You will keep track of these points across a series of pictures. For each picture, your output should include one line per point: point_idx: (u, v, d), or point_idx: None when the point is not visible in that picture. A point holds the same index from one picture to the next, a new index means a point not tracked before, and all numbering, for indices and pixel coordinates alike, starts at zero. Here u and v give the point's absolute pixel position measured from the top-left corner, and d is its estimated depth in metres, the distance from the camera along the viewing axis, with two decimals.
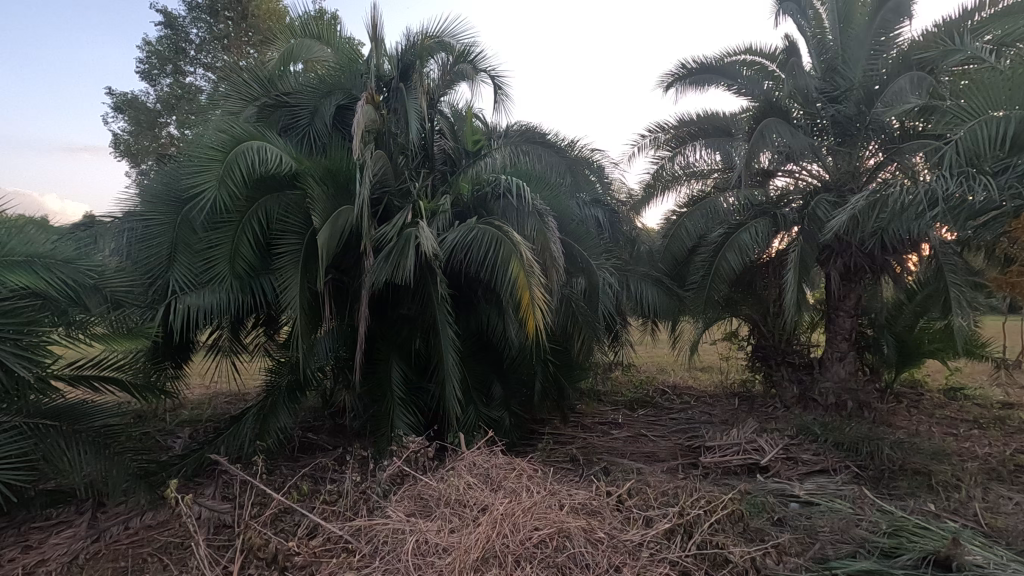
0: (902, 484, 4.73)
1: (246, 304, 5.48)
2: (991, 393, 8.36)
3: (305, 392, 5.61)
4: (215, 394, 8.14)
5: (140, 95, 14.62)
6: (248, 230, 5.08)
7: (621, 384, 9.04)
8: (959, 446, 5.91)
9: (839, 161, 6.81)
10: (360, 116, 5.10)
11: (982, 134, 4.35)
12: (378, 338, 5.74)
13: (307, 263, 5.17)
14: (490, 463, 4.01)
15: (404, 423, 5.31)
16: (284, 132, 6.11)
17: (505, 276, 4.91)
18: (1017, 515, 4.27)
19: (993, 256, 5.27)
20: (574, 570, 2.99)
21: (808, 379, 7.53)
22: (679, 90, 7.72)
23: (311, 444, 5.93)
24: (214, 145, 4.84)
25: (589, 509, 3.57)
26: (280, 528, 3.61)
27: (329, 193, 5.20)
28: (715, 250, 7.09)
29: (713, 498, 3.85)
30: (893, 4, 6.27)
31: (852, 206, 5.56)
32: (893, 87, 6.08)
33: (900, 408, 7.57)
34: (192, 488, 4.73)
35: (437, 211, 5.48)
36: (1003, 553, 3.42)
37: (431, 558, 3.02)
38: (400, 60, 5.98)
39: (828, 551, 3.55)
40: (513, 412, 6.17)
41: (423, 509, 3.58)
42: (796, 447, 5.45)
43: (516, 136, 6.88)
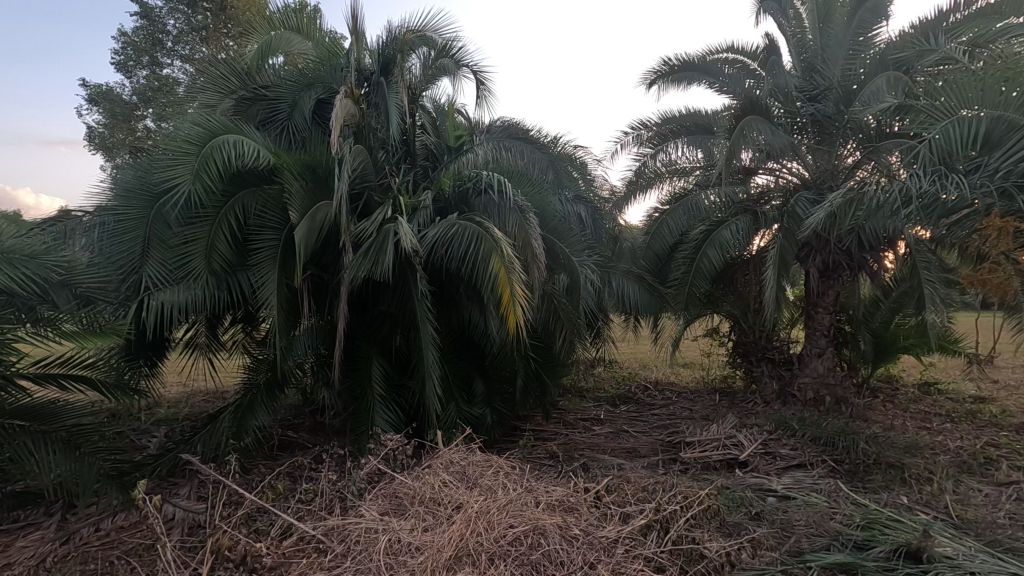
0: (877, 478, 4.81)
1: (222, 301, 5.38)
2: (965, 387, 8.56)
3: (284, 389, 5.54)
4: (193, 392, 8.01)
5: (116, 87, 14.32)
6: (225, 225, 4.99)
7: (604, 380, 9.10)
8: (932, 439, 6.04)
9: (818, 159, 6.92)
10: (339, 109, 5.03)
11: (955, 133, 4.47)
12: (358, 335, 5.70)
13: (286, 259, 5.09)
14: (466, 461, 3.98)
15: (384, 420, 5.27)
16: (262, 127, 6.01)
17: (486, 272, 4.87)
18: (986, 507, 4.36)
19: (965, 254, 5.37)
20: (548, 568, 2.98)
21: (788, 375, 7.62)
22: (661, 88, 7.76)
23: (290, 443, 5.85)
24: (189, 138, 4.74)
25: (566, 506, 3.57)
26: (254, 528, 3.56)
27: (308, 188, 5.13)
28: (696, 247, 7.15)
29: (690, 493, 3.87)
30: (869, 5, 6.44)
31: (829, 204, 5.66)
32: (870, 86, 6.18)
33: (877, 402, 7.72)
34: (165, 488, 4.64)
35: (418, 207, 5.45)
36: (972, 544, 3.48)
37: (403, 558, 2.99)
38: (380, 54, 5.91)
39: (803, 545, 3.59)
40: (495, 409, 6.15)
41: (398, 508, 3.55)
42: (774, 442, 5.51)
43: (498, 132, 6.86)
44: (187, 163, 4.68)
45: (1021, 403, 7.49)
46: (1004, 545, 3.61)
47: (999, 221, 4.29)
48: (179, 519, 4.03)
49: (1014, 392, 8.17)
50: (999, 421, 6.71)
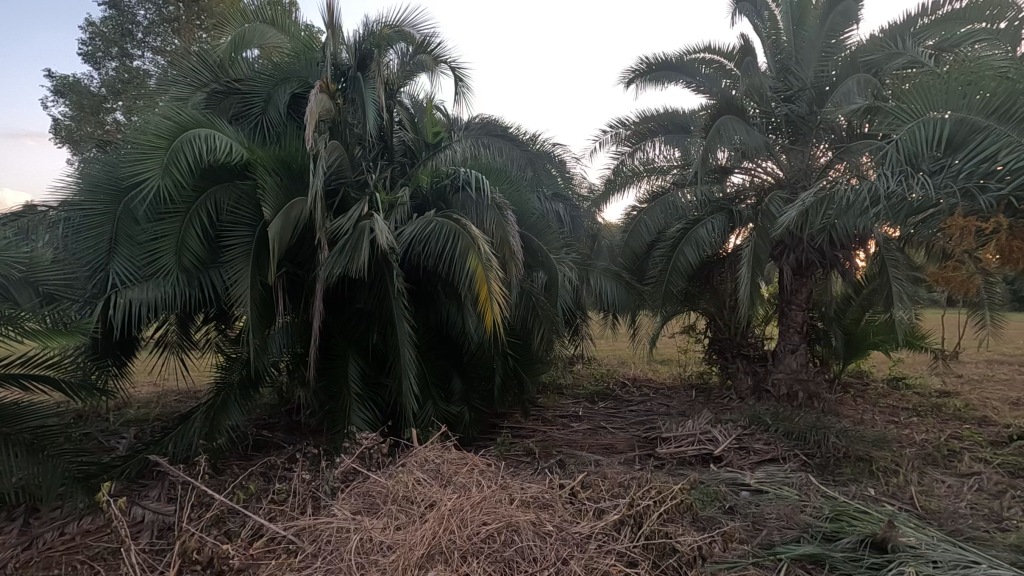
0: (846, 470, 4.92)
1: (194, 299, 5.27)
2: (931, 381, 8.83)
3: (258, 388, 5.45)
4: (166, 392, 7.82)
5: (83, 78, 13.93)
6: (196, 221, 4.89)
7: (583, 377, 9.17)
8: (899, 433, 6.21)
9: (792, 159, 7.06)
10: (314, 103, 4.96)
11: (921, 135, 4.57)
12: (335, 333, 5.65)
13: (259, 255, 5.00)
14: (442, 459, 3.97)
15: (360, 418, 5.22)
16: (235, 121, 5.89)
17: (464, 268, 4.85)
18: (949, 497, 4.50)
19: (932, 252, 5.52)
20: (521, 564, 2.98)
21: (762, 371, 7.76)
22: (639, 87, 7.82)
23: (265, 442, 5.76)
24: (156, 132, 4.63)
25: (541, 503, 3.58)
26: (224, 530, 3.50)
27: (281, 183, 5.04)
28: (674, 245, 7.23)
29: (663, 488, 3.92)
30: (842, 8, 6.48)
31: (801, 202, 5.76)
32: (841, 88, 6.28)
33: (848, 397, 7.91)
34: (134, 490, 4.52)
35: (395, 203, 5.40)
36: (935, 533, 3.59)
37: (374, 557, 2.97)
38: (357, 49, 5.86)
39: (774, 537, 3.67)
40: (474, 407, 6.13)
41: (371, 506, 3.53)
42: (748, 437, 5.61)
43: (477, 129, 6.84)
44: (157, 156, 4.57)
45: (984, 397, 7.76)
46: (964, 534, 3.74)
47: (961, 221, 4.36)
48: (148, 521, 3.94)
49: (976, 386, 8.46)
50: (963, 414, 6.93)
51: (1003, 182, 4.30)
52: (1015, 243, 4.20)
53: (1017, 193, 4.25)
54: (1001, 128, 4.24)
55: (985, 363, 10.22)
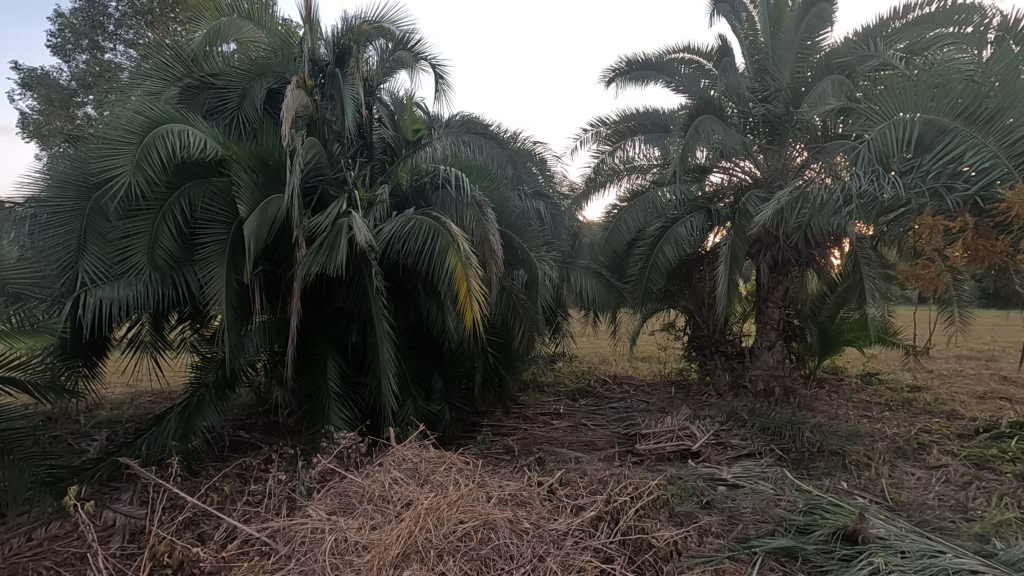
0: (820, 465, 5.02)
1: (168, 298, 5.16)
2: (902, 376, 9.07)
3: (234, 388, 5.38)
4: (139, 393, 7.65)
5: (52, 72, 13.58)
6: (170, 218, 4.79)
7: (564, 374, 9.22)
8: (872, 427, 6.36)
9: (769, 158, 7.16)
10: (292, 99, 4.90)
11: (891, 135, 4.70)
12: (313, 331, 5.60)
13: (234, 253, 4.92)
14: (420, 457, 3.95)
15: (339, 418, 5.18)
16: (209, 116, 5.79)
17: (443, 267, 4.84)
18: (918, 489, 4.62)
19: (902, 251, 5.65)
20: (497, 561, 2.98)
21: (740, 368, 7.88)
22: (619, 86, 7.87)
23: (242, 443, 5.66)
24: (127, 127, 4.53)
25: (519, 500, 3.59)
26: (197, 532, 3.45)
27: (257, 181, 4.97)
28: (653, 243, 7.31)
29: (641, 484, 3.94)
30: (816, 10, 6.57)
31: (777, 202, 5.85)
32: (816, 89, 6.38)
33: (823, 392, 8.06)
34: (105, 493, 4.41)
35: (375, 201, 5.35)
36: (903, 525, 3.68)
37: (349, 557, 2.96)
38: (335, 45, 5.79)
39: (750, 531, 3.73)
40: (454, 405, 6.13)
41: (346, 506, 3.51)
42: (726, 433, 5.68)
43: (457, 126, 6.81)
44: (128, 152, 4.48)
45: (952, 391, 7.98)
46: (931, 524, 3.84)
47: (929, 220, 4.46)
48: (119, 525, 3.86)
49: (945, 380, 8.70)
50: (932, 408, 7.12)
51: (968, 182, 4.43)
52: (980, 241, 4.31)
53: (981, 193, 4.39)
54: (965, 129, 4.42)
55: (954, 358, 10.51)
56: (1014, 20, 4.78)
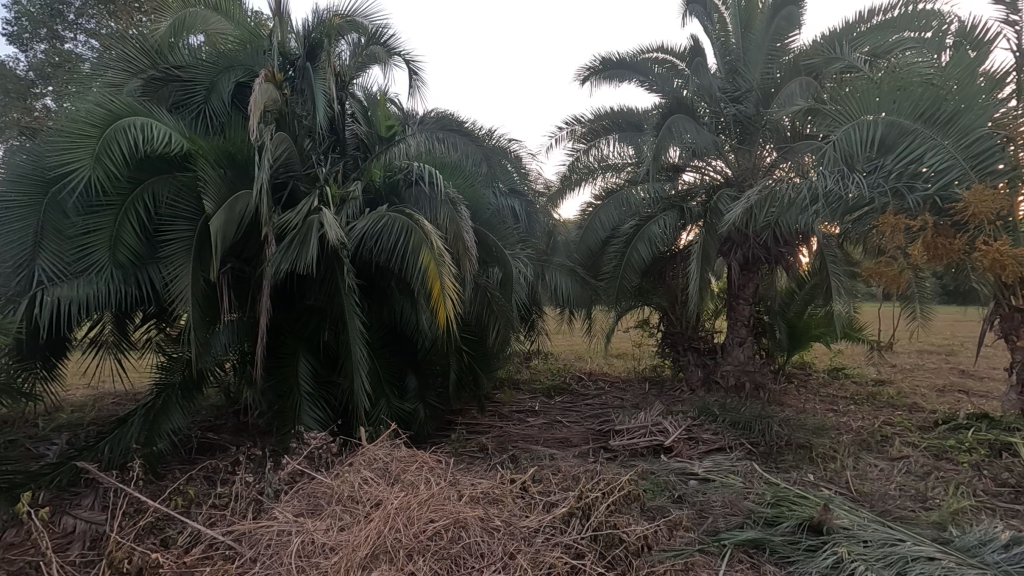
0: (788, 458, 5.14)
1: (130, 296, 5.00)
2: (867, 371, 9.35)
3: (201, 389, 5.26)
4: (101, 395, 7.42)
5: (9, 61, 13.03)
6: (132, 214, 4.64)
7: (539, 371, 9.25)
8: (837, 420, 6.54)
9: (740, 158, 7.28)
10: (260, 93, 4.79)
11: (855, 136, 4.76)
12: (283, 330, 5.50)
13: (201, 250, 4.80)
14: (391, 456, 3.92)
15: (311, 418, 5.10)
16: (175, 109, 5.62)
17: (416, 264, 4.80)
18: (881, 480, 4.76)
19: (866, 249, 5.79)
20: (468, 561, 2.96)
21: (711, 363, 8.01)
22: (594, 85, 7.93)
23: (211, 445, 5.54)
24: (86, 119, 4.37)
25: (491, 498, 3.57)
26: (160, 538, 3.36)
27: (224, 176, 4.86)
28: (627, 241, 7.38)
29: (612, 480, 3.95)
30: (786, 12, 6.65)
31: (746, 199, 5.89)
32: (785, 91, 6.50)
33: (792, 387, 8.26)
34: (64, 499, 4.22)
35: (347, 198, 5.28)
36: (866, 515, 3.79)
37: (316, 559, 2.92)
38: (306, 39, 5.68)
39: (720, 524, 3.80)
40: (429, 404, 6.10)
41: (314, 508, 3.46)
42: (697, 428, 5.77)
43: (431, 122, 6.76)
44: (87, 146, 4.31)
45: (914, 385, 8.26)
46: (893, 514, 3.97)
47: (891, 219, 4.59)
48: (79, 532, 3.72)
49: (907, 374, 9.00)
50: (895, 401, 7.35)
51: (928, 182, 4.62)
52: (939, 240, 4.47)
53: (941, 192, 4.59)
54: (926, 131, 4.56)
55: (916, 353, 10.88)
56: (971, 25, 4.95)
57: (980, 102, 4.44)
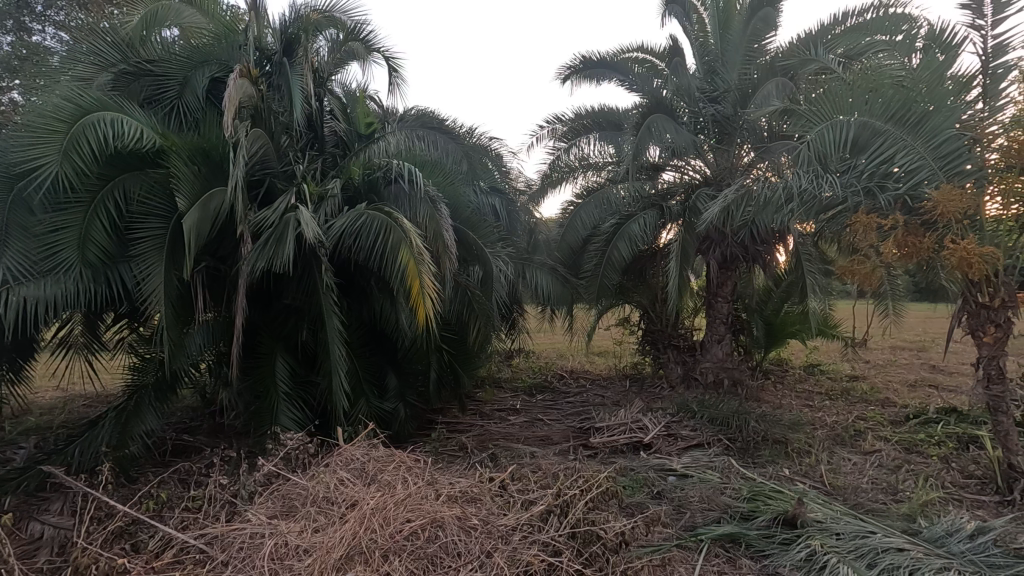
0: (764, 453, 5.22)
1: (101, 296, 4.88)
2: (842, 367, 9.53)
3: (175, 390, 5.15)
4: (72, 397, 7.24)
5: None
6: (102, 211, 4.52)
7: (521, 370, 9.26)
8: (813, 415, 6.67)
9: (718, 158, 7.36)
10: (235, 88, 4.69)
11: (829, 136, 4.85)
12: (260, 330, 5.41)
13: (174, 249, 4.71)
14: (368, 456, 3.89)
15: (288, 418, 5.03)
16: (147, 105, 5.49)
17: (395, 263, 4.76)
18: (854, 474, 4.86)
19: (840, 247, 5.90)
20: (444, 560, 2.95)
21: (691, 361, 8.10)
22: (574, 84, 7.96)
23: (186, 447, 5.44)
24: (53, 114, 4.25)
25: (469, 497, 3.56)
26: (130, 543, 3.30)
27: (198, 173, 4.76)
28: (608, 240, 7.43)
29: (591, 477, 3.96)
30: (762, 14, 6.77)
31: (724, 199, 5.99)
32: (762, 91, 6.59)
33: (769, 383, 8.39)
34: (31, 504, 4.11)
35: (325, 196, 5.21)
36: (839, 508, 3.87)
37: (289, 561, 2.89)
38: (282, 34, 5.59)
39: (697, 519, 3.84)
40: (409, 403, 6.07)
41: (288, 509, 3.42)
42: (677, 425, 5.83)
43: (412, 120, 6.72)
44: (55, 141, 4.19)
45: (886, 380, 8.46)
46: (864, 506, 4.06)
47: (864, 218, 4.63)
48: (46, 538, 3.61)
49: (880, 370, 9.20)
50: (868, 396, 7.52)
51: (899, 182, 4.69)
52: (909, 238, 4.57)
53: (910, 192, 4.68)
54: (896, 131, 4.67)
55: (889, 349, 11.13)
56: (939, 29, 5.01)
57: (948, 104, 4.55)
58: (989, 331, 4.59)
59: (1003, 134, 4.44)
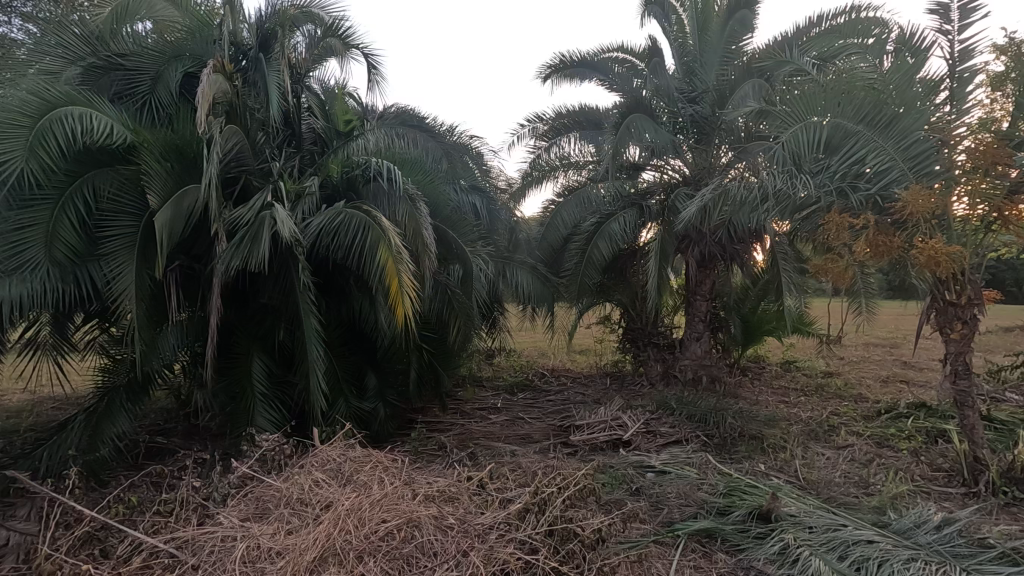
0: (741, 449, 5.30)
1: (69, 295, 4.74)
2: (817, 363, 9.72)
3: (148, 391, 5.05)
4: (40, 400, 7.06)
5: None
6: (70, 209, 4.40)
7: (503, 368, 9.28)
8: (789, 411, 6.79)
9: (697, 157, 7.42)
10: (209, 83, 4.59)
11: (803, 137, 4.94)
12: (237, 330, 5.33)
13: (146, 248, 4.61)
14: (344, 457, 3.85)
15: (265, 419, 4.96)
16: (117, 99, 5.37)
17: (374, 262, 4.72)
18: (827, 468, 4.95)
19: (815, 246, 6.00)
20: (420, 560, 2.95)
21: (670, 358, 8.19)
22: (555, 83, 7.98)
23: (159, 449, 5.34)
24: (17, 108, 4.10)
25: (447, 496, 3.54)
26: (97, 548, 3.23)
27: (170, 170, 4.65)
28: (588, 239, 7.47)
29: (570, 475, 3.98)
30: (739, 17, 6.92)
31: (702, 199, 6.06)
32: (739, 91, 6.67)
33: (746, 380, 8.52)
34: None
35: (302, 194, 5.14)
36: (812, 502, 3.95)
37: (261, 564, 2.86)
38: (259, 29, 5.50)
39: (675, 515, 3.89)
40: (389, 403, 6.04)
41: (261, 511, 3.38)
42: (656, 421, 5.88)
43: (392, 118, 6.69)
44: (19, 136, 4.05)
45: (860, 376, 8.65)
46: (837, 500, 4.15)
47: (837, 218, 4.74)
48: (12, 544, 3.47)
49: (854, 366, 9.40)
50: (843, 392, 7.68)
51: (870, 182, 4.82)
52: (880, 238, 4.63)
53: (881, 192, 4.80)
54: (868, 132, 4.76)
55: (863, 346, 11.37)
56: (909, 32, 5.11)
57: (916, 106, 4.65)
58: (956, 327, 4.71)
59: (968, 137, 4.58)
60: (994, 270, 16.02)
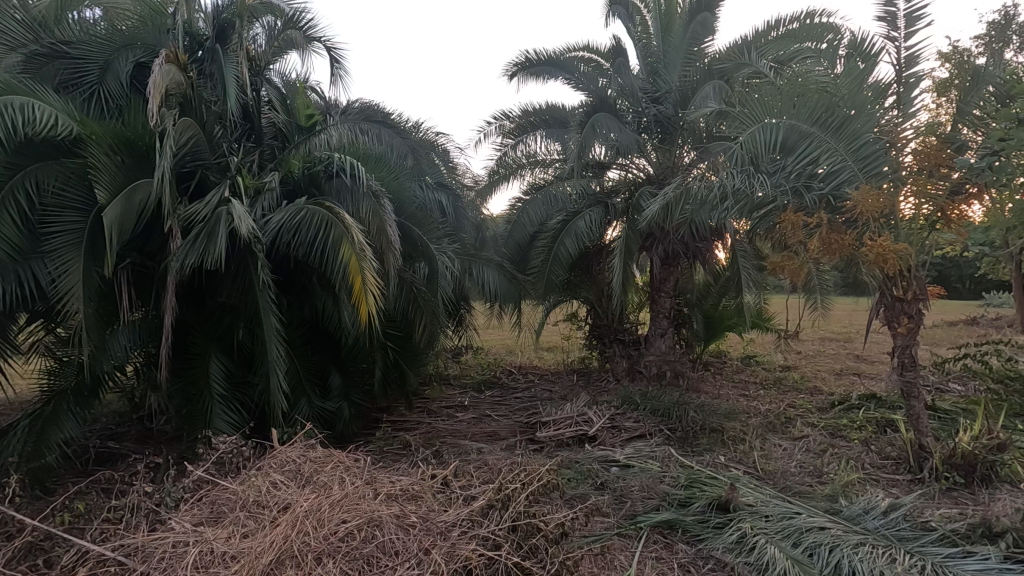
0: (702, 442, 5.42)
1: (10, 295, 4.49)
2: (775, 358, 10.05)
3: (97, 394, 4.84)
4: None
5: None
6: (10, 204, 4.16)
7: (470, 366, 9.26)
8: (747, 404, 6.99)
9: (661, 157, 7.54)
10: (161, 74, 4.41)
11: (760, 138, 5.09)
12: (193, 330, 5.16)
13: (94, 245, 4.41)
14: (304, 458, 3.78)
15: (223, 421, 4.83)
16: (63, 89, 5.11)
17: (337, 260, 4.63)
18: (783, 459, 5.12)
19: (773, 244, 6.18)
20: (381, 560, 2.91)
21: (635, 354, 8.31)
22: (521, 80, 7.98)
23: (111, 454, 5.13)
24: None
25: (410, 494, 3.51)
26: (39, 559, 3.08)
27: (121, 164, 4.46)
28: (554, 236, 7.50)
29: (534, 471, 3.98)
30: (701, 18, 7.03)
31: (664, 198, 6.17)
32: (700, 92, 6.82)
33: (708, 375, 8.72)
34: None
35: (262, 189, 5.01)
36: (769, 491, 4.07)
37: (215, 569, 2.79)
38: (215, 19, 5.32)
39: (637, 508, 3.96)
40: (353, 402, 5.95)
41: (216, 515, 3.29)
42: (620, 417, 5.97)
43: (355, 113, 6.58)
44: None
45: (815, 370, 8.95)
46: (791, 489, 4.31)
47: (792, 217, 4.89)
48: None
49: (810, 360, 9.74)
50: (799, 385, 7.94)
51: (823, 182, 4.99)
52: (832, 236, 4.81)
53: (833, 192, 4.97)
54: (821, 134, 4.93)
55: (819, 341, 11.79)
56: (859, 38, 5.31)
57: (866, 109, 4.84)
58: (903, 321, 4.93)
59: (914, 139, 4.80)
60: (940, 266, 16.84)
